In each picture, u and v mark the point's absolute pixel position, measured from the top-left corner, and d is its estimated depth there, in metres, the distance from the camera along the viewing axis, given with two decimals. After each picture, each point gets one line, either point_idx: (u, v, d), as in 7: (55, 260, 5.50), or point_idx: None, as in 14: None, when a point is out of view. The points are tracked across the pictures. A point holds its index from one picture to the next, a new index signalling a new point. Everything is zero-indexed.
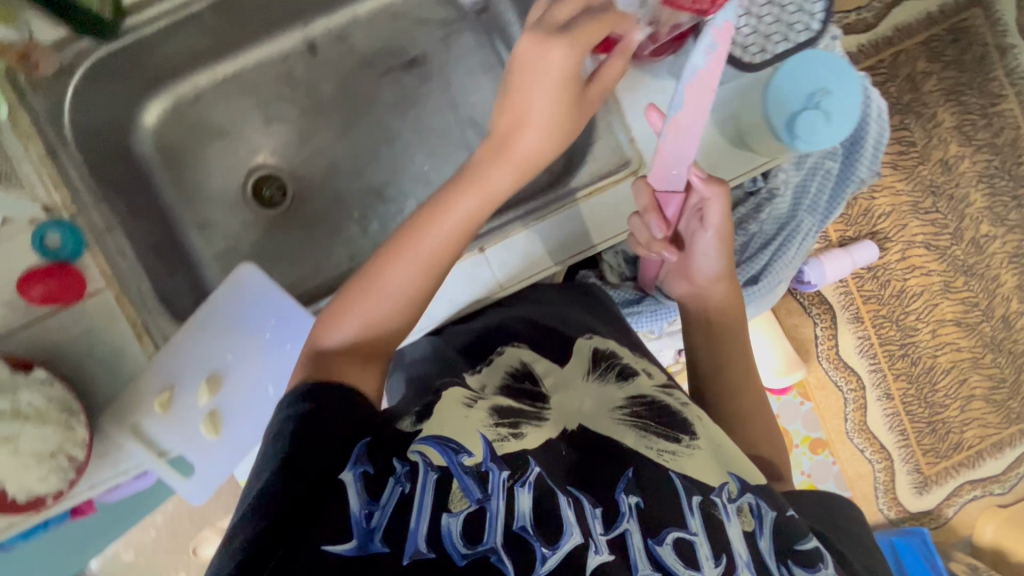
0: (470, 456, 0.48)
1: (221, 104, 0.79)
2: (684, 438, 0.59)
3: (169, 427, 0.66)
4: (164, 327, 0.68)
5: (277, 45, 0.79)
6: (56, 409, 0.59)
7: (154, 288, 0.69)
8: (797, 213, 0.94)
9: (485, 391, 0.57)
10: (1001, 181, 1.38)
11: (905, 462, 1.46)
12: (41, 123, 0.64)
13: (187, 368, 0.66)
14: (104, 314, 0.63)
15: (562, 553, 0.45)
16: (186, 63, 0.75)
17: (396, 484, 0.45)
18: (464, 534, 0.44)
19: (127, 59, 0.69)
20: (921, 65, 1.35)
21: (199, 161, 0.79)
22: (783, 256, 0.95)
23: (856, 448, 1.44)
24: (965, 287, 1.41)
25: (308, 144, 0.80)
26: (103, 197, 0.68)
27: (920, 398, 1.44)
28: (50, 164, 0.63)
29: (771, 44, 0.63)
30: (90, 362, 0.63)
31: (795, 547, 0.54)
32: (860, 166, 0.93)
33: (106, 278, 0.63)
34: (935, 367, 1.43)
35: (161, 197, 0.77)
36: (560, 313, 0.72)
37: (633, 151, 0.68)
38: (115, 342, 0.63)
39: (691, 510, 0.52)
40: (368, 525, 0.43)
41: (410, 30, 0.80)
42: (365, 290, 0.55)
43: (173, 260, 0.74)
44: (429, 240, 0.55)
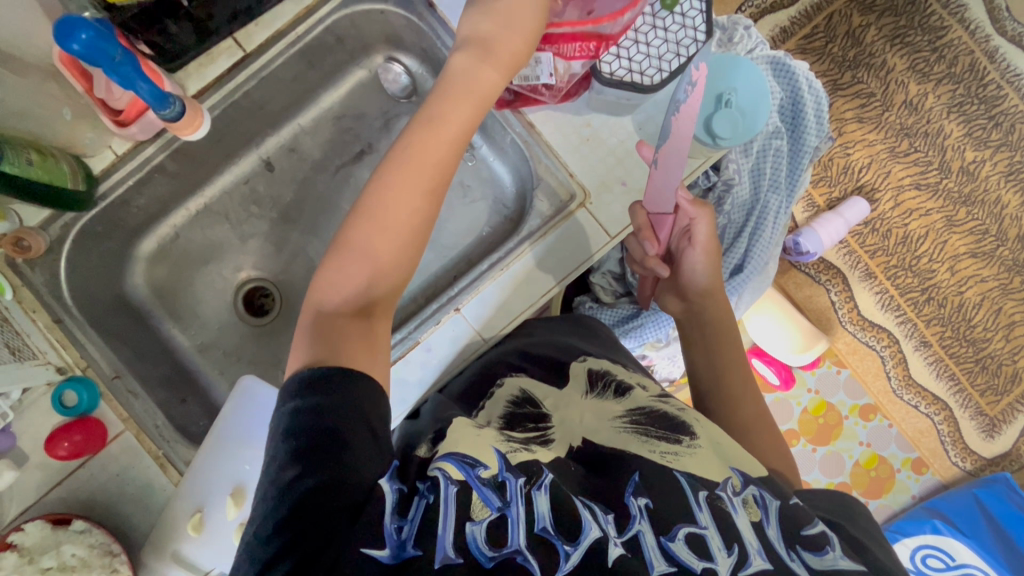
0: (486, 468, 0.49)
1: (201, 233, 0.88)
2: (684, 439, 0.58)
3: (205, 546, 0.68)
4: (182, 452, 0.72)
5: (239, 170, 0.88)
6: (98, 555, 0.62)
7: (167, 416, 0.74)
8: (761, 195, 0.95)
9: (492, 422, 0.59)
10: (972, 106, 1.37)
11: (962, 399, 1.41)
12: (42, 293, 0.70)
13: (212, 487, 0.68)
14: (128, 453, 0.67)
15: (583, 548, 0.46)
16: (165, 208, 0.83)
17: (421, 498, 0.47)
18: (489, 539, 0.45)
19: (111, 219, 0.76)
20: (857, 20, 1.37)
21: (193, 287, 0.88)
22: (760, 239, 0.96)
23: (911, 403, 1.40)
24: (971, 217, 1.38)
25: (283, 251, 0.91)
26: (109, 344, 0.74)
27: (958, 335, 1.40)
28: (57, 327, 0.69)
29: (665, 62, 0.68)
30: (124, 503, 0.67)
31: (804, 533, 0.52)
32: (807, 135, 0.96)
33: (124, 418, 0.68)
34: (965, 303, 1.40)
35: (162, 331, 0.84)
36: (551, 341, 0.73)
37: (576, 184, 0.70)
38: (144, 477, 0.67)
39: (698, 505, 0.51)
40: (399, 536, 0.44)
41: (353, 124, 0.90)
42: (353, 240, 0.56)
43: (182, 387, 0.81)
44: (408, 173, 0.56)
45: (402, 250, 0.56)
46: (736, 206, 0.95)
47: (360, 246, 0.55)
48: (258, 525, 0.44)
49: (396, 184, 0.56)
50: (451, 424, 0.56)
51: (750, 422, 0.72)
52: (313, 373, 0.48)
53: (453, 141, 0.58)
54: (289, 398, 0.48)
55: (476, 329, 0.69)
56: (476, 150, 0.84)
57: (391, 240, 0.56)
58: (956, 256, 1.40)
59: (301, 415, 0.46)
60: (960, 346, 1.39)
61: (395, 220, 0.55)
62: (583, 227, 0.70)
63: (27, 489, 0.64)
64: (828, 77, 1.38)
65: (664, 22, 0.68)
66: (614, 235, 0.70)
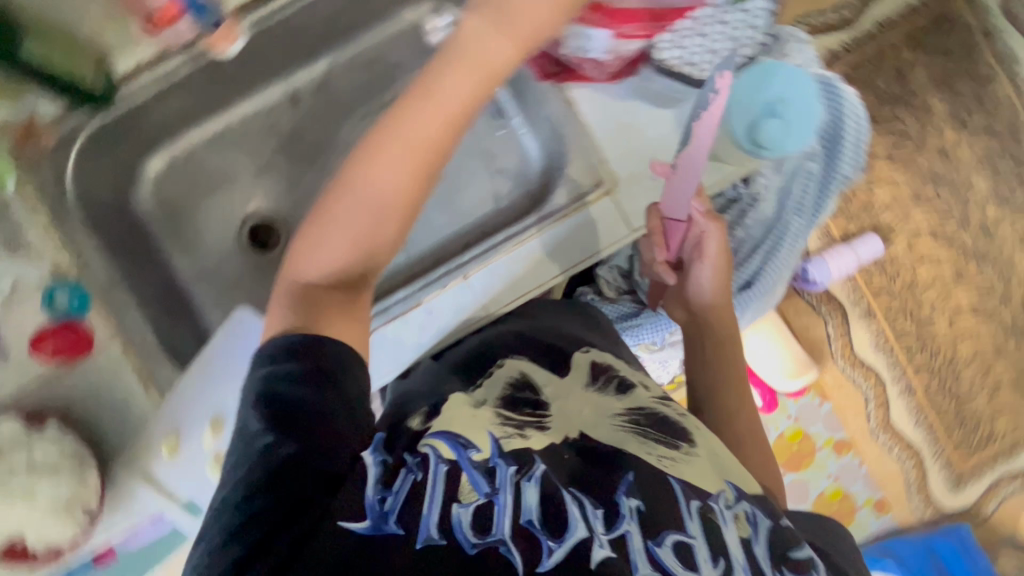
0: (478, 452, 0.49)
1: (215, 154, 0.84)
2: (682, 445, 0.58)
3: (178, 471, 0.66)
4: (165, 375, 0.70)
5: (262, 95, 0.85)
6: (67, 459, 0.61)
7: (157, 336, 0.72)
8: (784, 215, 0.93)
9: (489, 400, 0.57)
10: (1003, 163, 1.36)
11: (939, 452, 1.42)
12: (46, 188, 0.70)
13: (190, 415, 0.67)
14: (112, 366, 0.68)
15: (569, 547, 0.45)
16: (180, 120, 0.80)
17: (408, 472, 0.46)
18: (474, 525, 0.45)
19: (124, 122, 0.75)
20: (906, 57, 1.34)
21: (198, 209, 0.85)
22: (776, 259, 0.95)
23: (885, 446, 1.41)
24: (977, 275, 1.38)
25: (299, 186, 0.87)
26: (106, 251, 0.73)
27: (944, 387, 1.41)
28: (56, 226, 0.69)
29: (720, 60, 0.68)
30: (99, 412, 0.67)
31: (788, 555, 0.53)
32: (841, 165, 0.94)
33: (112, 332, 0.68)
34: (955, 358, 1.40)
35: (160, 248, 0.81)
36: (553, 327, 0.72)
37: (606, 171, 0.69)
38: (122, 392, 0.67)
39: (689, 514, 0.51)
40: (381, 507, 0.44)
41: (389, 70, 0.87)
42: (331, 214, 0.56)
43: (176, 309, 0.78)
44: (397, 148, 0.55)
45: (383, 226, 0.56)
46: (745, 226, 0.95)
47: (341, 213, 0.55)
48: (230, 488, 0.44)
49: (381, 154, 0.55)
50: (445, 403, 0.55)
51: (738, 439, 0.72)
52: (293, 340, 0.49)
53: (449, 116, 0.56)
54: (269, 359, 0.48)
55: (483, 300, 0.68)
56: (510, 120, 0.82)
57: (369, 217, 0.55)
58: (957, 309, 1.40)
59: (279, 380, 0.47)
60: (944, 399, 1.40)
61: (378, 197, 0.55)
62: (593, 223, 0.69)
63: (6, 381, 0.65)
64: (868, 109, 1.35)
65: (729, 17, 0.67)
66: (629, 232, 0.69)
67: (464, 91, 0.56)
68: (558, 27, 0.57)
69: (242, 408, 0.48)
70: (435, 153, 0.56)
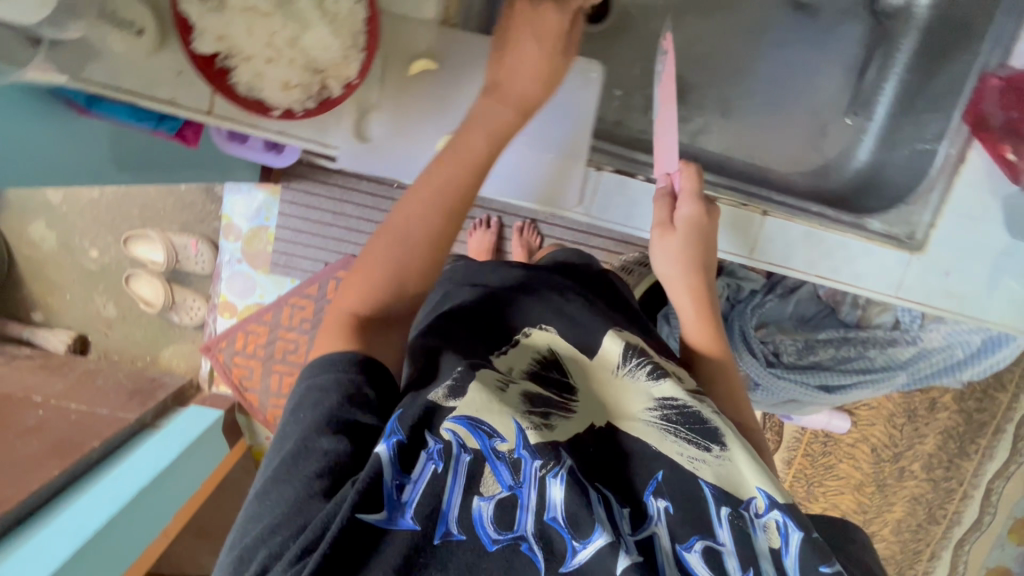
0: (503, 441, 0.51)
1: None
2: (714, 448, 0.55)
3: (398, 102, 0.64)
4: (413, 106, 0.64)
5: None
6: (191, 106, 0.58)
7: (376, 108, 0.63)
8: (908, 362, 0.91)
9: (514, 373, 0.60)
10: None
11: (936, 477, 1.40)
12: None
13: (427, 87, 0.63)
14: (282, 81, 0.56)
15: (593, 547, 0.46)
16: None
17: (429, 461, 0.49)
18: (495, 518, 0.47)
19: None
20: None
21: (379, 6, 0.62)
22: (859, 391, 0.94)
23: (892, 431, 1.40)
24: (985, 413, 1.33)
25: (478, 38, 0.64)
26: (288, 51, 0.55)
27: (883, 421, 1.40)
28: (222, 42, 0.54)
29: (914, 215, 0.74)
30: (311, 141, 0.63)
31: (820, 570, 0.48)
32: (975, 366, 0.90)
33: (320, 102, 0.59)
34: (927, 426, 1.37)
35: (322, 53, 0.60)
36: (552, 304, 0.70)
37: (763, 223, 0.74)
38: (236, 117, 0.59)
39: (719, 521, 0.50)
40: (400, 498, 0.47)
41: None
42: (365, 254, 0.60)
43: (399, 88, 0.63)
44: (427, 186, 0.59)
45: (411, 252, 0.58)
46: (873, 338, 0.92)
47: (400, 215, 0.59)
48: (268, 487, 0.48)
49: (448, 150, 0.60)
50: (473, 377, 0.55)
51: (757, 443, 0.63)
52: (337, 369, 0.53)
53: (518, 110, 0.60)
54: (332, 365, 0.53)
55: (580, 168, 0.71)
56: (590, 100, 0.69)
57: (421, 216, 0.58)
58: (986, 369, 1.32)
59: (332, 386, 0.52)
60: (872, 455, 1.42)
61: (407, 234, 0.58)
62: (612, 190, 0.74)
63: (202, 92, 0.58)
64: None
65: None
66: (871, 236, 0.74)
67: (499, 118, 0.59)
68: (546, 83, 0.60)
69: (298, 399, 0.53)
70: (469, 176, 0.59)
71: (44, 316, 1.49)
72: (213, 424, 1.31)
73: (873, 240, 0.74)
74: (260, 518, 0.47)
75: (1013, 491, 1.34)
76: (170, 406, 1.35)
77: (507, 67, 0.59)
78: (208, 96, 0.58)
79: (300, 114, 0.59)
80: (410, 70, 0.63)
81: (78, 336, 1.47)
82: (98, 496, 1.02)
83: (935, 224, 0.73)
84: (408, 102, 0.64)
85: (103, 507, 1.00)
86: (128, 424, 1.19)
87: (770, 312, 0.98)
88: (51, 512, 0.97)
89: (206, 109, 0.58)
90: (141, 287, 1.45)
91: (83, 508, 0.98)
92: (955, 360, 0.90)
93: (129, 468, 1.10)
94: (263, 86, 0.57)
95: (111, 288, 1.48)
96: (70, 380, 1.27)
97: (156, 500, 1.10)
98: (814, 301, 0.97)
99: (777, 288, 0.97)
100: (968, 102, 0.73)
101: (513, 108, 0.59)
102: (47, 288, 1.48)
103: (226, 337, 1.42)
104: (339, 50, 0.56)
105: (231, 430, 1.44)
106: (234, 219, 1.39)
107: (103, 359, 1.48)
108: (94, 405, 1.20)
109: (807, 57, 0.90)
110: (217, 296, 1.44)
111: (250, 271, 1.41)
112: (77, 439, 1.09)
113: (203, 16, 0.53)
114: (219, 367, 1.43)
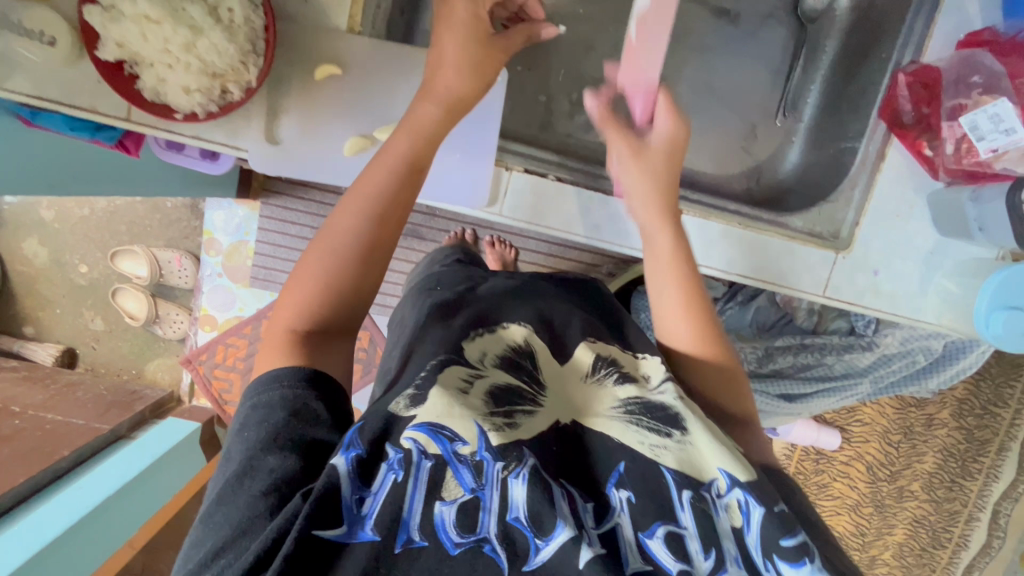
0: (465, 444, 0.46)
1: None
2: (675, 433, 0.51)
3: (305, 105, 0.67)
4: (320, 110, 0.67)
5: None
6: (109, 114, 0.61)
7: (284, 113, 0.66)
8: (872, 368, 0.89)
9: (486, 364, 0.54)
10: None
11: (939, 498, 1.32)
12: None
13: (331, 91, 0.67)
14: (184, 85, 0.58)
15: (556, 544, 0.42)
16: None
17: (389, 471, 0.44)
18: (458, 523, 0.43)
19: None
20: None
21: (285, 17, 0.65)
22: (824, 401, 0.91)
23: (887, 448, 1.34)
24: (982, 428, 1.28)
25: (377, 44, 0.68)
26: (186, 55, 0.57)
27: (878, 436, 1.34)
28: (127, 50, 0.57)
29: (840, 211, 0.77)
30: (224, 144, 0.65)
31: (783, 543, 0.47)
32: (937, 373, 0.88)
33: (221, 106, 0.61)
34: (928, 442, 1.31)
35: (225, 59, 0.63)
36: (518, 296, 0.68)
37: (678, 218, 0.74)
38: (150, 124, 0.62)
39: (680, 505, 0.47)
40: (360, 512, 0.42)
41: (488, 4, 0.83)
42: (300, 268, 0.55)
43: (304, 93, 0.66)
44: (364, 191, 0.56)
45: (349, 258, 0.54)
46: (829, 344, 0.90)
47: (336, 222, 0.56)
48: (215, 508, 0.44)
49: (383, 150, 0.58)
50: (437, 379, 0.50)
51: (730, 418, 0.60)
52: (280, 391, 0.48)
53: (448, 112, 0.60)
54: (275, 381, 0.48)
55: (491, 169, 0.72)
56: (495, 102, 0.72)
57: (356, 220, 0.55)
58: (978, 379, 1.26)
59: (280, 401, 0.48)
60: (869, 474, 1.34)
61: (345, 238, 0.55)
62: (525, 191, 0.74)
63: (118, 101, 0.61)
64: None
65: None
66: (794, 235, 0.75)
67: (428, 120, 0.59)
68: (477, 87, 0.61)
69: (246, 416, 0.48)
70: (404, 175, 0.57)
71: (35, 330, 1.53)
72: (187, 437, 1.33)
73: (795, 240, 0.74)
74: (203, 541, 0.42)
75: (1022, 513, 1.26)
76: (148, 418, 1.37)
77: (446, 65, 0.60)
78: (123, 106, 0.61)
79: (203, 118, 0.61)
80: (314, 76, 0.66)
81: (66, 350, 1.51)
82: (62, 504, 1.03)
83: (858, 224, 0.74)
84: (316, 105, 0.67)
85: (65, 516, 1.00)
86: (101, 435, 1.21)
87: (730, 320, 0.95)
88: (14, 518, 0.98)
89: (123, 116, 0.62)
90: (127, 301, 1.49)
91: (44, 516, 0.99)
92: (919, 367, 0.88)
93: (96, 479, 1.11)
94: (167, 91, 0.59)
95: (99, 302, 1.52)
96: (51, 391, 1.30)
97: (122, 509, 1.11)
98: (773, 308, 0.95)
99: (737, 295, 0.96)
100: (884, 98, 0.76)
101: (439, 106, 0.59)
102: (38, 304, 1.53)
103: (206, 350, 1.43)
104: (236, 55, 0.58)
105: (211, 442, 1.45)
106: (216, 234, 1.43)
107: (89, 372, 1.51)
108: (69, 416, 1.23)
109: (752, 61, 0.91)
110: (198, 309, 1.47)
111: (230, 285, 1.45)
112: (47, 449, 1.11)
113: (102, 23, 0.56)
114: (199, 380, 1.44)
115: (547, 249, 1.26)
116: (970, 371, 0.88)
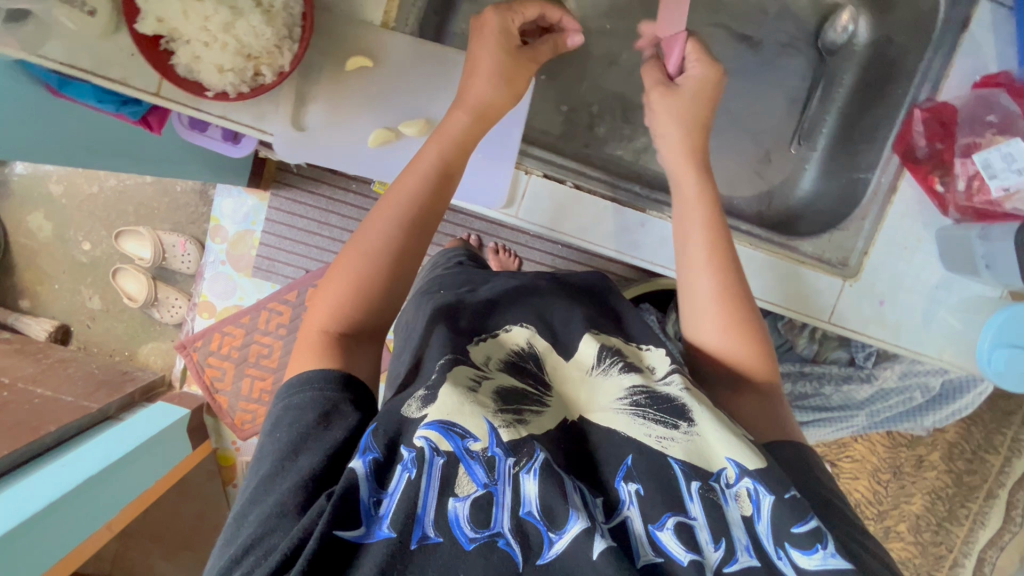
0: (476, 440, 0.45)
1: None
2: (683, 424, 0.51)
3: (333, 93, 0.68)
4: (347, 98, 0.68)
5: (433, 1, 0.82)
6: (138, 87, 0.62)
7: (310, 99, 0.67)
8: (868, 402, 0.89)
9: (491, 368, 0.55)
10: None
11: (927, 541, 1.30)
12: None
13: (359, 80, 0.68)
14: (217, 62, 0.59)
15: (568, 537, 0.42)
16: None
17: (402, 471, 0.43)
18: (472, 517, 0.42)
19: None
20: None
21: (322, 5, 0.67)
22: (817, 430, 0.92)
23: (880, 488, 1.30)
24: (972, 472, 1.28)
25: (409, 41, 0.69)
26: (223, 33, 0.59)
27: (869, 473, 1.29)
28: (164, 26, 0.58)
29: (850, 240, 0.78)
30: (249, 126, 0.66)
31: (795, 531, 0.45)
32: (933, 411, 0.88)
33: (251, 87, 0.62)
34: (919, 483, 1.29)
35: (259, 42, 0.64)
36: (523, 293, 0.68)
37: None
38: (179, 100, 0.63)
39: (690, 495, 0.47)
40: (377, 512, 0.42)
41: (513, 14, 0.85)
42: (331, 274, 0.56)
43: (332, 81, 0.68)
44: (400, 198, 0.58)
45: (382, 262, 0.55)
46: (828, 373, 0.90)
47: (369, 226, 0.57)
48: (245, 509, 0.44)
49: (418, 157, 0.60)
50: (447, 378, 0.50)
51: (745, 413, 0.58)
52: (315, 393, 0.48)
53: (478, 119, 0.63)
54: (309, 383, 0.49)
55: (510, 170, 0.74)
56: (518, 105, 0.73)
57: (390, 224, 0.56)
58: (971, 422, 1.27)
59: (311, 402, 0.48)
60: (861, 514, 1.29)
61: (379, 242, 0.55)
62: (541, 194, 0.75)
63: (150, 75, 0.62)
64: None
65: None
66: (803, 259, 0.77)
67: (460, 129, 0.61)
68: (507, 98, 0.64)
69: (277, 418, 0.48)
70: (437, 182, 0.59)
71: (31, 305, 1.52)
72: (177, 422, 1.31)
73: (806, 264, 0.76)
74: (234, 543, 0.42)
75: (1007, 562, 1.28)
76: (137, 401, 1.35)
77: (478, 73, 0.63)
78: (155, 81, 0.62)
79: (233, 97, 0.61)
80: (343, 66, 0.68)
81: (61, 326, 1.49)
82: (42, 481, 1.01)
83: (867, 252, 0.76)
84: (343, 94, 0.68)
85: (45, 492, 0.99)
86: (89, 413, 1.20)
87: None
88: None
89: (153, 91, 0.62)
90: (127, 282, 1.49)
91: (23, 491, 0.97)
92: (915, 404, 0.89)
93: (80, 457, 1.10)
94: (200, 67, 0.60)
95: (99, 281, 1.52)
96: (42, 365, 1.29)
97: (103, 490, 1.09)
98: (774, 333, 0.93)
99: None
100: (899, 130, 0.79)
101: (469, 115, 0.62)
102: (37, 278, 1.52)
103: (202, 337, 1.43)
104: (272, 38, 0.60)
105: (199, 429, 1.42)
106: (222, 221, 1.43)
107: (82, 351, 1.50)
108: (59, 391, 1.22)
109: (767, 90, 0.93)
110: (197, 296, 1.45)
111: (233, 273, 1.44)
112: (33, 424, 1.10)
113: None
114: (192, 367, 1.43)
115: (550, 261, 1.28)
116: (966, 413, 0.88)
